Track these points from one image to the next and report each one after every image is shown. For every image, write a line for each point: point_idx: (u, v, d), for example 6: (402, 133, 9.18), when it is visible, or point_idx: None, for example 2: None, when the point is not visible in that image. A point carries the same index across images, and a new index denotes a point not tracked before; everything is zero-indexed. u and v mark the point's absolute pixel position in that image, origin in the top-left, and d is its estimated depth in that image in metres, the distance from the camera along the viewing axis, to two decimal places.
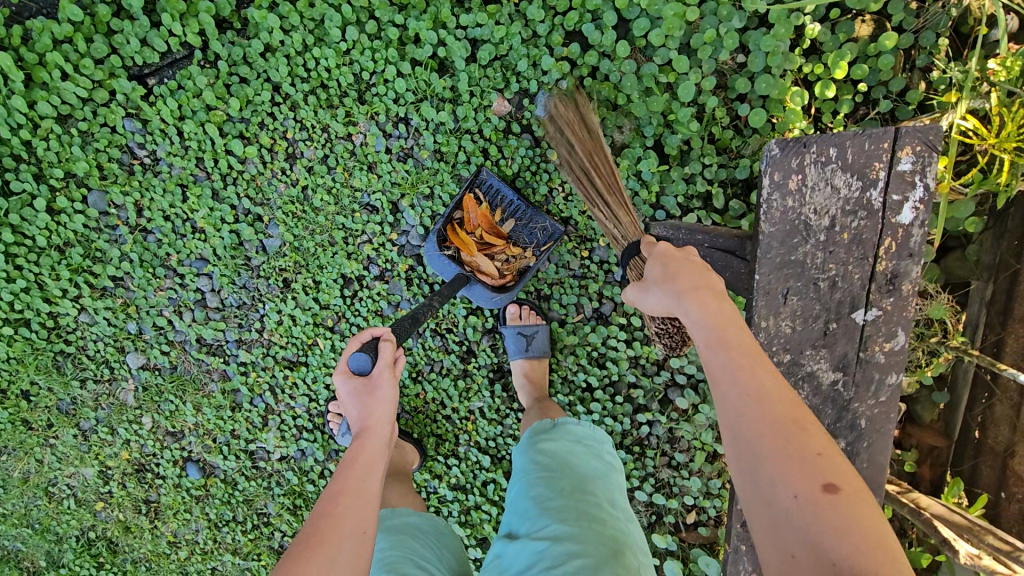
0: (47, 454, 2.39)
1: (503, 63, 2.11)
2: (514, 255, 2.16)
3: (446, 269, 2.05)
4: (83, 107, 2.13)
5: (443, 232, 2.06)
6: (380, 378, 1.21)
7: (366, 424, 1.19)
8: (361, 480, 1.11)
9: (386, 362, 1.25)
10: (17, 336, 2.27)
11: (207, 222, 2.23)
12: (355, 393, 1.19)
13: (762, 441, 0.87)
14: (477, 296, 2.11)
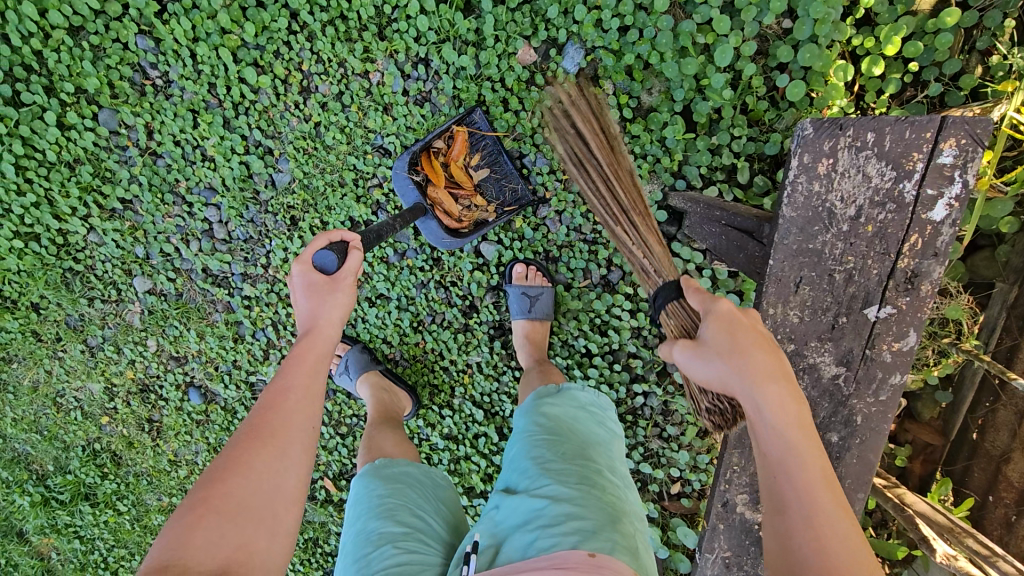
0: (57, 365, 2.47)
1: (533, 7, 1.99)
2: (476, 204, 2.16)
3: (408, 193, 2.04)
4: (95, 19, 2.06)
5: (418, 156, 2.05)
6: (339, 280, 1.29)
7: (313, 323, 1.25)
8: (310, 375, 1.17)
9: (349, 265, 1.34)
10: (28, 249, 2.30)
11: (217, 150, 2.20)
12: (310, 287, 1.27)
13: (775, 459, 1.00)
14: (428, 231, 2.08)
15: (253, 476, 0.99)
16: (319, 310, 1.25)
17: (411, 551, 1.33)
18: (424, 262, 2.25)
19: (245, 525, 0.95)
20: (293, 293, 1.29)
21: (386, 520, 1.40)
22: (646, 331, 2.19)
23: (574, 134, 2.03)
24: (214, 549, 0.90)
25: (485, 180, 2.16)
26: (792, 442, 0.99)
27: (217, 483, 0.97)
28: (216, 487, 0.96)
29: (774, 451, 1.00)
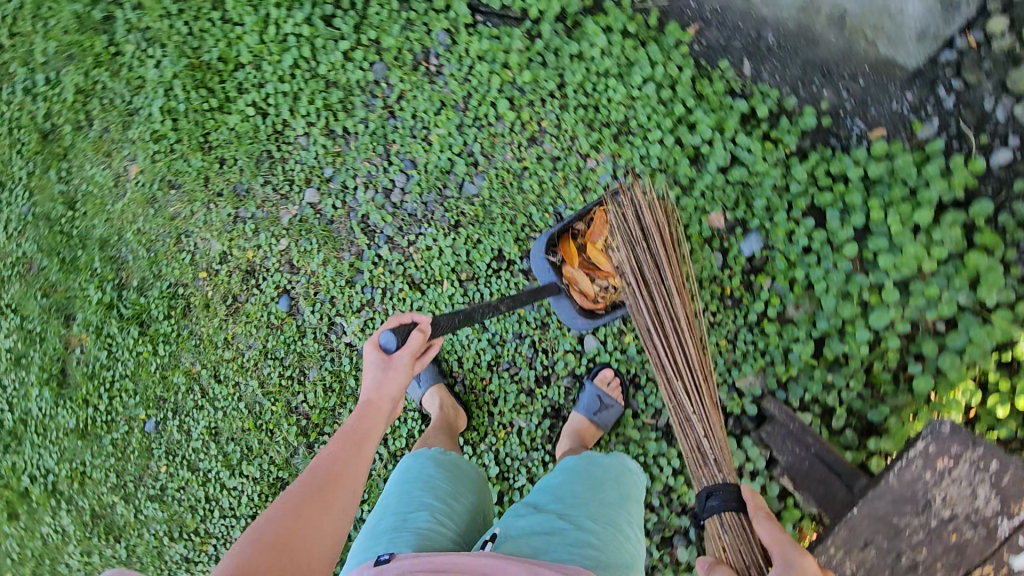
0: (201, 213, 2.75)
1: (745, 189, 2.27)
2: (613, 285, 2.26)
3: (545, 273, 2.25)
4: (422, 4, 2.51)
5: (557, 237, 2.27)
6: (397, 359, 1.64)
7: (373, 398, 1.61)
8: (356, 448, 1.53)
9: (409, 347, 1.66)
10: (253, 120, 2.65)
11: (439, 139, 2.53)
12: (373, 369, 1.63)
13: None
14: (560, 309, 2.26)
15: (305, 531, 1.30)
16: (374, 391, 1.60)
17: (441, 523, 1.57)
18: (534, 319, 2.42)
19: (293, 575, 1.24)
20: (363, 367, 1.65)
21: (424, 484, 1.68)
22: (676, 494, 2.27)
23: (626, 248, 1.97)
24: None
25: None
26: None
27: (281, 537, 1.27)
28: (284, 540, 1.27)
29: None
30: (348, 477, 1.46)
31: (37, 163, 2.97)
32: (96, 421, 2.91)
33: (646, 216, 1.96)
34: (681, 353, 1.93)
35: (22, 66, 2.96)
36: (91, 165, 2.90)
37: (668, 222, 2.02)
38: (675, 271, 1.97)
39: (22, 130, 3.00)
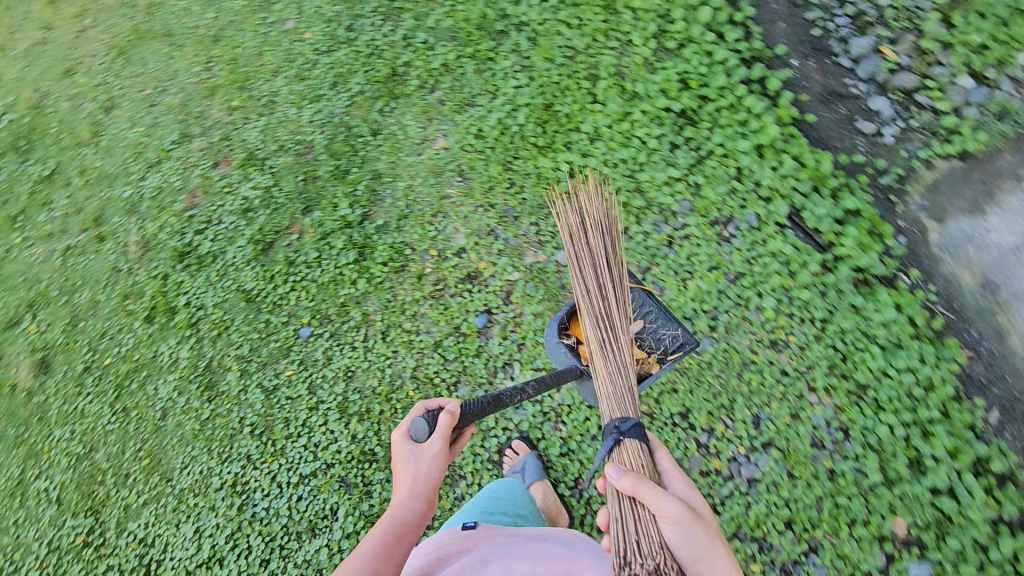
0: (467, 209, 3.05)
1: (945, 521, 2.17)
2: (640, 359, 2.12)
3: (565, 358, 2.16)
4: (753, 182, 2.69)
5: (568, 321, 2.23)
6: (429, 448, 1.67)
7: (412, 488, 1.63)
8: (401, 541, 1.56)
9: (438, 430, 1.72)
10: (559, 173, 2.94)
11: (695, 288, 2.63)
12: (406, 456, 1.67)
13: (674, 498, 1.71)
14: (593, 394, 2.15)
15: None
16: (409, 475, 1.64)
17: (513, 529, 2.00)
18: None
19: None
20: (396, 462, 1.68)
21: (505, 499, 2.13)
22: None
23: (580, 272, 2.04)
24: None
25: (640, 334, 2.19)
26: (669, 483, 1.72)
27: None
28: None
29: (694, 548, 1.55)
30: (393, 543, 1.55)
31: (373, 90, 3.41)
32: (268, 299, 3.17)
33: (599, 207, 2.03)
34: (614, 342, 1.98)
35: (415, 22, 3.48)
36: (410, 119, 3.30)
37: (612, 218, 2.07)
38: (612, 243, 2.05)
39: (379, 61, 3.46)
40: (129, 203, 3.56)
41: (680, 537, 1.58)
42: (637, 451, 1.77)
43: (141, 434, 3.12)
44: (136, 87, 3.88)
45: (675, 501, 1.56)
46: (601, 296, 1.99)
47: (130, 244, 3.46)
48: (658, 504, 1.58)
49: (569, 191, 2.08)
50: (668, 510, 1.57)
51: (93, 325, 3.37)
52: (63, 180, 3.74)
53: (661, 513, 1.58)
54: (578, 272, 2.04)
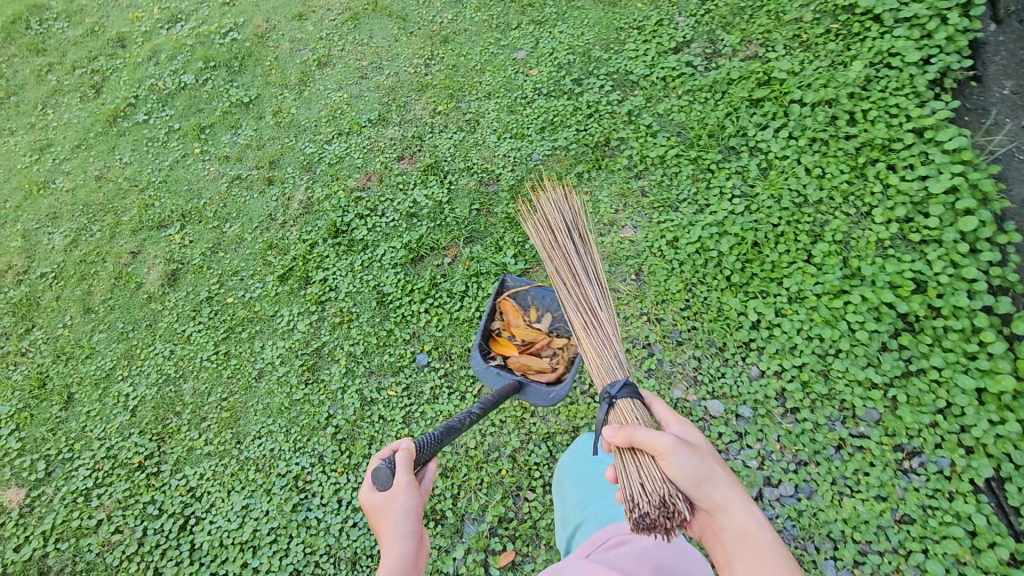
0: (630, 311, 2.86)
1: None
2: (563, 348, 2.48)
3: (498, 378, 2.34)
4: (960, 425, 2.37)
5: (486, 344, 2.46)
6: (401, 490, 1.56)
7: (392, 532, 1.53)
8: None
9: (399, 468, 1.60)
10: (744, 319, 2.72)
11: (851, 509, 2.33)
12: (377, 509, 1.58)
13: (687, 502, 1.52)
14: (536, 395, 2.35)
15: None
16: (389, 517, 1.54)
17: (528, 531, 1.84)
18: None
19: None
20: (376, 511, 1.58)
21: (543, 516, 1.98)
22: None
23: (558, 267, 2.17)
24: None
25: (553, 328, 2.54)
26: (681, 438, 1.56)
27: None
28: None
29: (708, 481, 1.40)
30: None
31: (579, 151, 3.28)
32: (400, 312, 3.09)
33: (569, 210, 2.15)
34: (594, 316, 2.06)
35: (646, 101, 3.34)
36: (605, 194, 3.16)
37: (578, 214, 2.17)
38: (581, 224, 2.16)
39: (596, 124, 3.34)
40: (307, 160, 3.58)
41: (688, 467, 1.40)
42: (626, 408, 1.75)
43: (231, 385, 3.08)
44: (355, 53, 3.92)
45: (660, 435, 1.43)
46: (576, 284, 2.08)
47: (292, 199, 3.45)
48: (650, 444, 1.44)
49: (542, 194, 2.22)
50: (671, 453, 1.41)
51: (230, 260, 3.38)
52: (257, 112, 3.83)
53: (671, 463, 1.42)
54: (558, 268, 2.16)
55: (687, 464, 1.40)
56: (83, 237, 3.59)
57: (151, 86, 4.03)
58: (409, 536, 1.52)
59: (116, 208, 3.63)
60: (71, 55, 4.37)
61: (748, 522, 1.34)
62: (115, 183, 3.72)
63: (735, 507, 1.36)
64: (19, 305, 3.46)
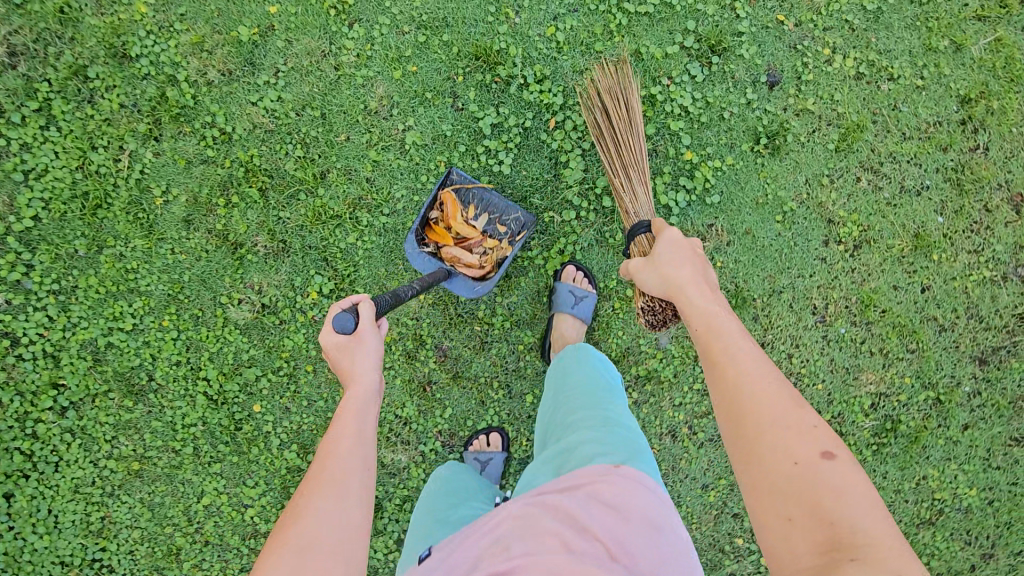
0: None
1: None
2: (491, 247, 2.30)
3: (426, 264, 2.25)
4: None
5: (424, 231, 2.26)
6: (360, 334, 1.63)
7: (351, 371, 1.59)
8: (357, 419, 1.49)
9: (365, 318, 1.68)
10: None
11: None
12: (339, 348, 1.62)
13: (695, 304, 1.52)
14: (459, 285, 2.29)
15: (313, 504, 1.30)
16: (356, 354, 1.61)
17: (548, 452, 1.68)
18: None
19: (311, 533, 1.25)
20: (329, 346, 1.63)
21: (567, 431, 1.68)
22: None
23: (614, 127, 2.17)
24: (314, 562, 1.22)
25: (488, 222, 2.33)
26: (678, 262, 1.64)
27: (292, 518, 1.29)
28: (291, 515, 1.29)
29: (695, 299, 1.53)
30: (364, 424, 1.49)
31: None
32: None
33: (623, 83, 2.19)
34: (620, 184, 2.14)
35: None
36: None
37: (630, 85, 2.21)
38: (628, 100, 2.17)
39: None
40: (465, 433, 2.53)
41: (650, 274, 1.71)
42: (639, 237, 1.95)
43: (165, 451, 2.69)
44: (671, 427, 2.48)
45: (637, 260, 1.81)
46: (620, 138, 2.14)
47: (400, 446, 2.53)
48: (656, 260, 1.71)
49: (617, 64, 2.21)
50: (657, 254, 1.73)
51: (303, 384, 2.58)
52: (535, 314, 2.50)
53: (656, 254, 1.73)
54: (609, 128, 2.18)
55: (651, 275, 1.72)
56: (276, 143, 2.49)
57: (551, 104, 2.39)
58: (369, 369, 1.57)
59: (331, 172, 2.48)
60: None
61: (685, 294, 1.56)
62: (368, 146, 2.46)
63: (696, 300, 1.53)
64: (167, 103, 2.54)
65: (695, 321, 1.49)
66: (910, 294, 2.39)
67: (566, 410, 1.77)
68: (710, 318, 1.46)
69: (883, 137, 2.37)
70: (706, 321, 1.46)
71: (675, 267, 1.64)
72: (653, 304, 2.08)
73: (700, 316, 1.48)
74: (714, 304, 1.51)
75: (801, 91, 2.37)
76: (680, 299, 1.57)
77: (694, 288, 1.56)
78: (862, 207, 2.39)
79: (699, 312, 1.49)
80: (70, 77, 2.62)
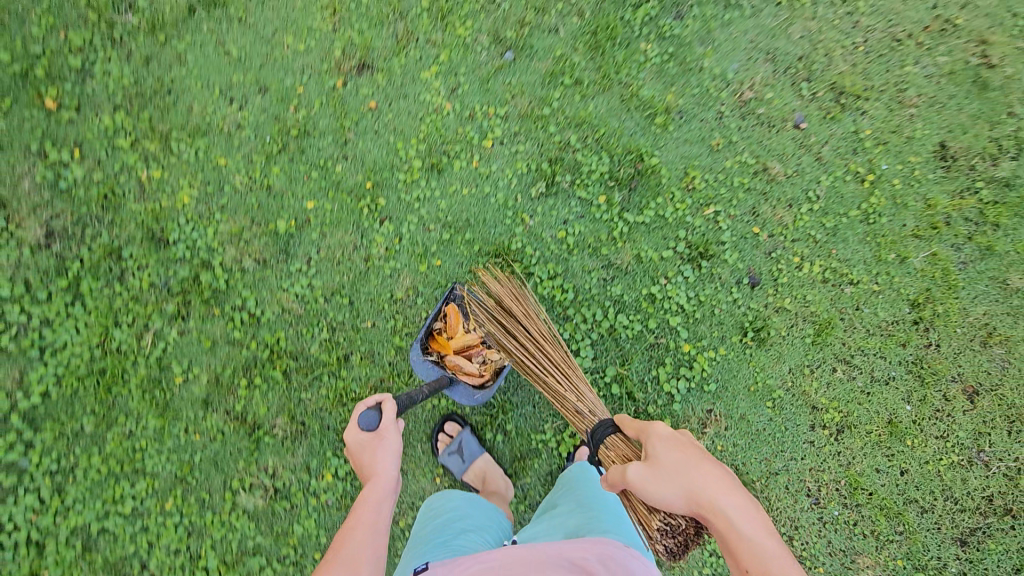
0: None
1: None
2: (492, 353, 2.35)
3: (428, 372, 2.33)
4: None
5: (426, 341, 2.36)
6: (381, 431, 1.74)
7: (371, 460, 1.72)
8: (374, 505, 1.66)
9: (383, 422, 1.74)
10: None
11: None
12: (361, 442, 1.74)
13: (722, 507, 1.54)
14: (459, 392, 2.37)
15: None
16: (376, 448, 1.73)
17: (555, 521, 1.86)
18: None
19: None
20: (353, 436, 1.75)
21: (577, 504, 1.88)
22: None
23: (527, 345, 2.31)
24: None
25: None
26: (683, 457, 1.63)
27: None
28: None
29: (719, 501, 1.54)
30: (376, 518, 1.63)
31: None
32: None
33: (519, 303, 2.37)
34: (559, 384, 2.28)
35: None
36: None
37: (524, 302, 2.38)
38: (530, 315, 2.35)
39: None
40: None
41: (656, 481, 1.62)
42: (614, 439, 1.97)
43: None
44: None
45: (636, 466, 1.66)
46: (544, 348, 2.31)
47: None
48: (654, 452, 1.68)
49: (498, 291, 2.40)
50: (659, 459, 1.65)
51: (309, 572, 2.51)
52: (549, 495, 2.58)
53: (659, 462, 1.65)
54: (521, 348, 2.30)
55: (655, 488, 1.61)
56: (303, 326, 2.64)
57: (563, 298, 2.66)
58: (390, 455, 1.73)
59: (354, 355, 2.62)
60: (600, 106, 2.83)
61: (717, 518, 1.53)
62: (392, 332, 2.64)
63: (722, 502, 1.54)
64: (199, 287, 2.69)
65: (715, 509, 1.54)
66: (891, 475, 2.64)
67: (577, 494, 1.95)
68: (743, 521, 1.52)
69: (851, 333, 2.72)
70: (730, 524, 1.52)
71: (681, 458, 1.62)
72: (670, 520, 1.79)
73: (728, 514, 1.53)
74: (728, 497, 1.55)
75: (779, 291, 2.73)
76: (710, 510, 1.54)
77: (703, 476, 1.57)
78: (841, 395, 2.68)
79: (730, 515, 1.53)
80: (103, 257, 2.74)
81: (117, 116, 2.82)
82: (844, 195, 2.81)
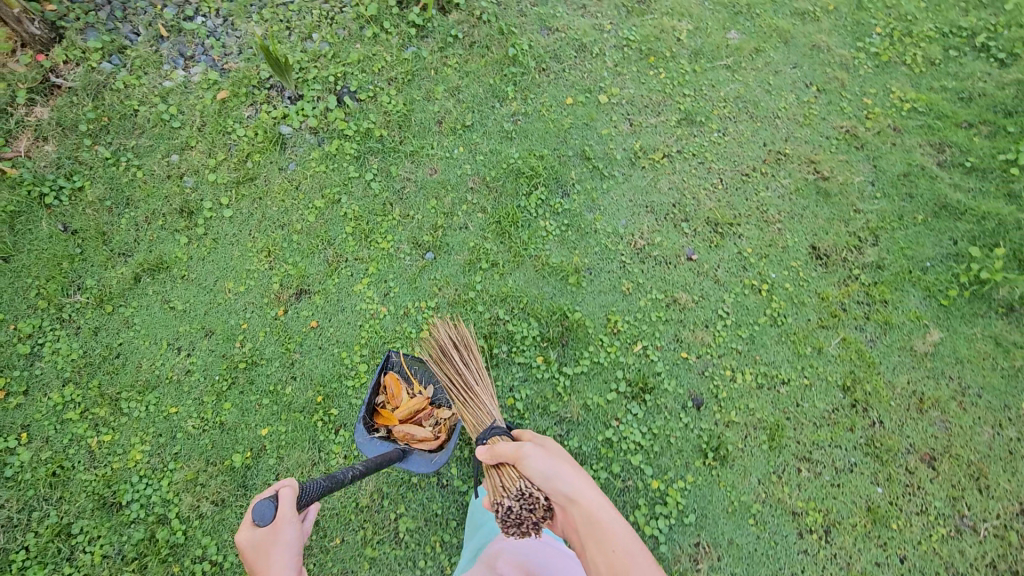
0: None
1: None
2: (438, 413, 2.54)
3: (376, 446, 2.38)
4: None
5: (372, 418, 2.49)
6: (280, 522, 1.65)
7: (269, 554, 1.63)
8: None
9: (283, 514, 1.66)
10: None
11: None
12: (258, 541, 1.63)
13: (585, 493, 1.90)
14: (414, 460, 2.42)
15: None
16: (276, 543, 1.63)
17: None
18: None
19: None
20: (248, 533, 1.64)
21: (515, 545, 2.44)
22: None
23: (460, 367, 2.45)
24: None
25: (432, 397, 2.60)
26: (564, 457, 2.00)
27: None
28: None
29: (586, 492, 1.90)
30: None
31: None
32: None
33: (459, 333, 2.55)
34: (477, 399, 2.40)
35: None
36: None
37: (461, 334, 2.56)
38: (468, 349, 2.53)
39: None
40: None
41: (541, 461, 1.96)
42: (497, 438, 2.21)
43: None
44: None
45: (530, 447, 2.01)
46: (473, 374, 2.45)
47: None
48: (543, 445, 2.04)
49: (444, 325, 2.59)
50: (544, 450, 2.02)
51: None
52: None
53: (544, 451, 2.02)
54: (456, 367, 2.44)
55: (542, 461, 1.96)
56: None
57: None
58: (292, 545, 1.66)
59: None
60: (519, 279, 3.17)
61: (578, 494, 1.88)
62: (363, 542, 2.58)
63: (581, 491, 1.90)
64: (156, 545, 2.62)
65: (581, 494, 1.89)
66: (893, 566, 2.60)
67: None
68: (598, 504, 1.87)
69: (801, 429, 2.85)
70: (589, 506, 1.87)
71: (562, 457, 2.01)
72: (523, 496, 1.97)
73: (590, 498, 1.88)
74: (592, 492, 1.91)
75: (724, 406, 2.88)
76: (574, 497, 1.89)
77: (576, 474, 1.94)
78: (814, 494, 2.72)
79: (588, 497, 1.89)
80: (51, 538, 2.63)
81: (66, 389, 2.92)
82: (750, 304, 3.12)
